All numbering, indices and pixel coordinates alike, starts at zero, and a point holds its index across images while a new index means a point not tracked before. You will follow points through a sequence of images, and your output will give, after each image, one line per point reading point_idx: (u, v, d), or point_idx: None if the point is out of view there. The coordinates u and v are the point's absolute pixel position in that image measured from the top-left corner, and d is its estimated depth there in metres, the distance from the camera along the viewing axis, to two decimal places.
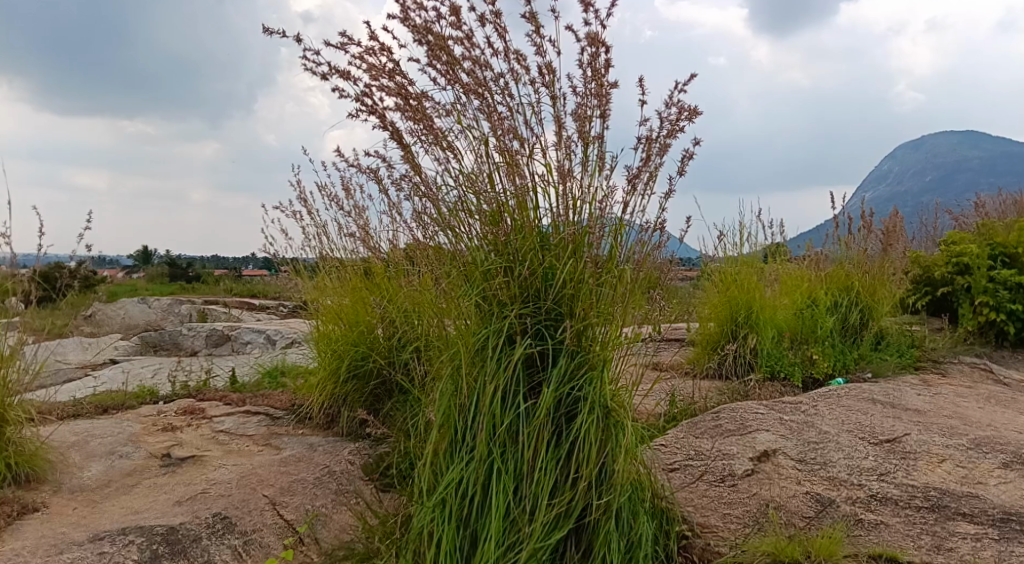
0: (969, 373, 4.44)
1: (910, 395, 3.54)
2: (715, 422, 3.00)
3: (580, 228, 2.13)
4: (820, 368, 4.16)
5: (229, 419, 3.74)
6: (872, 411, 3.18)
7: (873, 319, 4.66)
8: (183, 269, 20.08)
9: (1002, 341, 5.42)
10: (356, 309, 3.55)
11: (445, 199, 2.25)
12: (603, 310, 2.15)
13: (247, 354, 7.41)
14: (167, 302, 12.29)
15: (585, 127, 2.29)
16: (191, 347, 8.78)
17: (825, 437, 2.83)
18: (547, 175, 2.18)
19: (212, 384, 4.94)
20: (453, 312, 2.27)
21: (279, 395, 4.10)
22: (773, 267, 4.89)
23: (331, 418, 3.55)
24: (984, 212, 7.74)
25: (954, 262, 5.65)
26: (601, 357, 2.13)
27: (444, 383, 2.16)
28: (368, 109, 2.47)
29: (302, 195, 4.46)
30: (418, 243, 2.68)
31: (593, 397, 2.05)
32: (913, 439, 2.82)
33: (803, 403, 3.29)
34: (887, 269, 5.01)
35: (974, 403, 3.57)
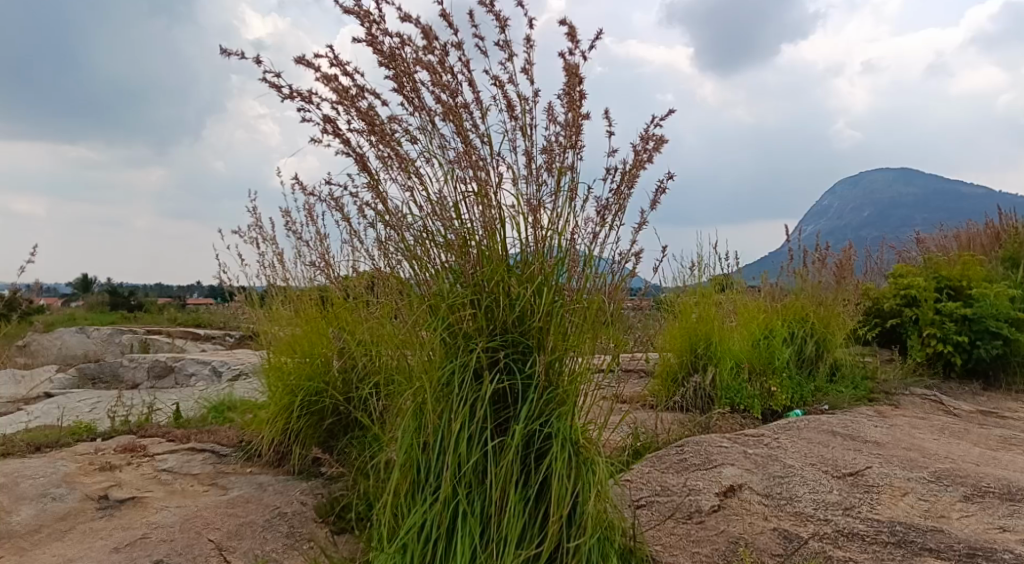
0: (921, 405, 4.57)
1: (867, 427, 3.62)
2: (679, 456, 2.99)
3: (549, 259, 2.11)
4: (779, 400, 4.25)
5: (172, 457, 3.55)
6: (832, 444, 3.22)
7: (828, 350, 4.75)
8: (126, 298, 19.34)
9: (949, 372, 5.64)
10: (311, 341, 3.43)
11: (409, 227, 2.21)
12: (572, 343, 2.12)
13: (193, 388, 7.11)
14: (108, 331, 11.75)
15: (557, 156, 2.31)
16: (131, 381, 8.39)
17: (791, 471, 2.84)
18: (516, 204, 2.16)
19: (155, 419, 4.70)
20: (416, 344, 2.21)
21: (227, 431, 3.92)
22: (730, 299, 4.98)
23: (281, 456, 3.40)
24: (925, 248, 8.14)
25: (903, 294, 5.88)
26: (571, 391, 2.09)
27: (407, 420, 2.09)
28: (332, 132, 2.43)
29: (258, 222, 4.35)
30: (380, 274, 2.62)
31: (562, 433, 2.02)
32: (875, 472, 2.86)
33: (766, 436, 3.32)
34: (840, 300, 5.16)
35: (929, 435, 3.67)
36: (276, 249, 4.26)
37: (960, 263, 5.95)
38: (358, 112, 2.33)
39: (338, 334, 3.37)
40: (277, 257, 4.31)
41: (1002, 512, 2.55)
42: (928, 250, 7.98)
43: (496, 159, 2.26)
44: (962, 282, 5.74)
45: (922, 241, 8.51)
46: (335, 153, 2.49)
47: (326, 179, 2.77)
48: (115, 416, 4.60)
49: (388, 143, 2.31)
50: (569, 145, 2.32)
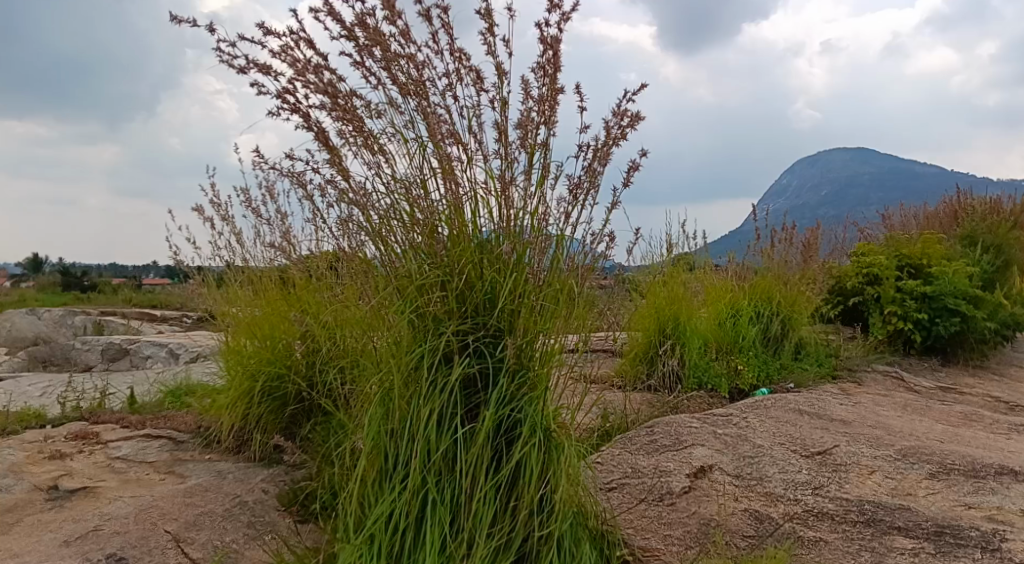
0: (882, 382, 4.70)
1: (833, 405, 3.69)
2: (650, 437, 3.00)
3: (521, 240, 2.06)
4: (746, 379, 4.31)
5: (127, 444, 3.43)
6: (800, 423, 3.28)
7: (793, 328, 4.83)
8: (79, 278, 18.72)
9: (909, 348, 5.83)
10: (271, 325, 3.33)
11: (375, 206, 2.13)
12: (544, 326, 2.09)
13: (149, 370, 6.92)
14: (60, 312, 11.31)
15: (530, 134, 2.24)
16: (84, 363, 8.14)
17: (760, 452, 2.87)
18: (487, 183, 2.10)
19: (108, 404, 4.54)
20: (383, 327, 2.14)
21: (184, 416, 3.81)
22: (697, 278, 5.03)
23: (241, 442, 3.33)
24: (888, 226, 8.34)
25: (865, 272, 5.99)
26: (542, 376, 2.07)
27: (373, 408, 2.03)
28: (289, 106, 2.31)
29: (214, 200, 4.18)
30: (344, 253, 2.53)
31: (534, 419, 1.99)
32: (843, 451, 2.93)
33: (735, 415, 3.36)
34: (806, 280, 5.26)
35: (893, 412, 3.77)
36: (233, 228, 4.10)
37: (921, 243, 6.12)
38: (318, 85, 2.22)
39: (302, 318, 3.27)
40: (233, 236, 4.16)
41: (967, 489, 2.63)
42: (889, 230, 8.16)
43: (467, 136, 2.19)
44: (923, 260, 5.91)
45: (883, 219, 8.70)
46: (294, 129, 2.37)
47: (285, 156, 2.65)
48: (66, 402, 4.42)
49: (351, 117, 2.20)
50: (543, 121, 2.25)
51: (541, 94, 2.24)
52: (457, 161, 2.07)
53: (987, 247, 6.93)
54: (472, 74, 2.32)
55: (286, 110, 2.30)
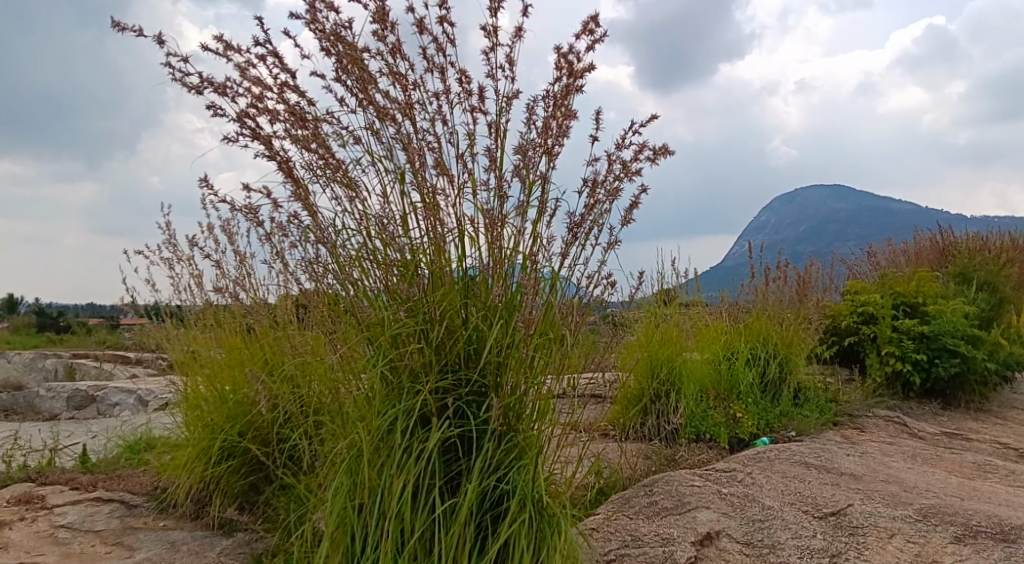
0: (884, 427, 4.64)
1: (840, 456, 3.57)
2: (650, 499, 2.83)
3: (512, 284, 1.94)
4: (745, 428, 4.19)
5: (74, 510, 3.20)
6: (809, 478, 3.16)
7: (792, 371, 4.75)
8: (54, 319, 18.33)
9: (908, 391, 5.77)
10: (234, 377, 3.16)
11: (346, 243, 2.01)
12: (534, 381, 1.96)
13: (118, 419, 6.65)
14: (29, 356, 10.95)
15: (530, 165, 2.14)
16: (49, 411, 7.84)
17: (771, 515, 2.73)
18: (474, 218, 1.99)
19: (61, 462, 4.29)
20: (353, 381, 2.00)
21: (141, 476, 3.61)
22: (690, 318, 4.94)
23: (201, 506, 3.13)
24: (876, 263, 8.38)
25: (860, 312, 5.97)
26: (532, 438, 1.94)
27: (340, 479, 1.87)
28: (249, 132, 2.20)
29: (170, 237, 4.00)
30: (313, 299, 2.40)
31: (522, 489, 1.85)
32: (858, 511, 2.80)
33: (739, 471, 3.20)
34: (802, 319, 5.17)
35: (904, 463, 3.66)
36: (192, 271, 3.94)
37: (915, 280, 6.10)
38: (286, 108, 2.12)
39: (257, 375, 3.06)
40: (193, 278, 4.00)
41: (998, 555, 2.48)
42: (880, 266, 8.18)
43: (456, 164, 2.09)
44: (918, 298, 5.92)
45: (872, 255, 8.71)
46: (253, 156, 2.25)
47: (243, 189, 2.53)
48: (12, 460, 4.18)
49: (318, 143, 2.09)
50: (544, 150, 2.16)
51: (546, 123, 2.15)
52: (441, 194, 1.97)
53: (979, 284, 6.92)
54: (466, 97, 2.23)
55: (247, 136, 2.19)
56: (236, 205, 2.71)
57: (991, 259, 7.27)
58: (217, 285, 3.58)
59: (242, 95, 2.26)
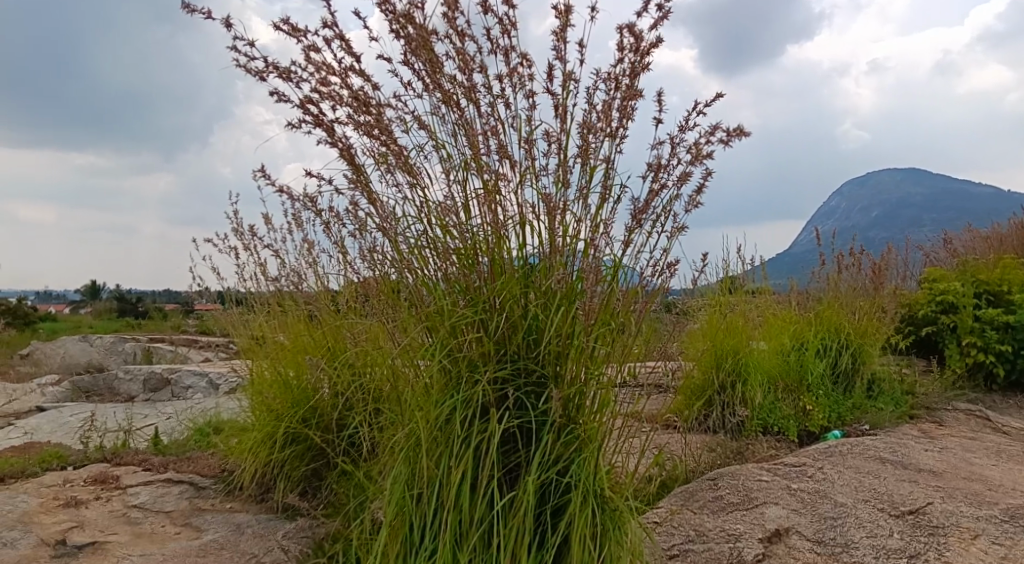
0: (965, 421, 4.44)
1: (917, 451, 3.41)
2: (715, 493, 2.78)
3: (573, 272, 1.91)
4: (816, 421, 4.06)
5: (145, 491, 3.38)
6: (884, 474, 3.02)
7: (865, 362, 4.56)
8: (132, 306, 19.39)
9: (991, 384, 5.46)
10: (297, 362, 3.27)
11: (408, 230, 2.02)
12: (596, 373, 1.93)
13: (190, 401, 6.99)
14: (110, 340, 11.63)
15: (592, 148, 2.10)
16: (127, 393, 8.32)
17: (844, 512, 2.62)
18: (535, 204, 1.96)
19: (135, 444, 4.52)
20: (411, 370, 2.02)
21: (208, 459, 3.79)
22: (757, 307, 4.78)
23: (265, 489, 3.25)
24: (954, 248, 7.91)
25: (938, 300, 5.68)
26: (592, 431, 1.91)
27: (398, 468, 1.90)
28: (312, 118, 2.23)
29: (239, 228, 4.18)
30: (372, 288, 2.44)
31: (583, 482, 1.83)
32: (937, 509, 2.66)
33: (809, 465, 3.10)
34: (876, 308, 4.93)
35: (988, 460, 3.47)
36: (258, 260, 4.10)
37: (1000, 266, 5.77)
38: (349, 93, 2.14)
39: (317, 364, 3.15)
40: (258, 268, 4.14)
41: None
42: (959, 252, 7.73)
43: (519, 149, 2.06)
44: (1003, 286, 5.58)
45: (951, 240, 8.24)
46: (315, 142, 2.29)
47: (305, 177, 2.58)
48: (90, 442, 4.44)
49: (380, 128, 2.10)
50: (606, 132, 2.11)
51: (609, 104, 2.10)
52: (502, 180, 1.96)
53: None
54: (530, 80, 2.21)
55: (310, 123, 2.22)
56: (296, 195, 2.76)
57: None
58: (280, 275, 3.68)
59: (305, 80, 2.29)
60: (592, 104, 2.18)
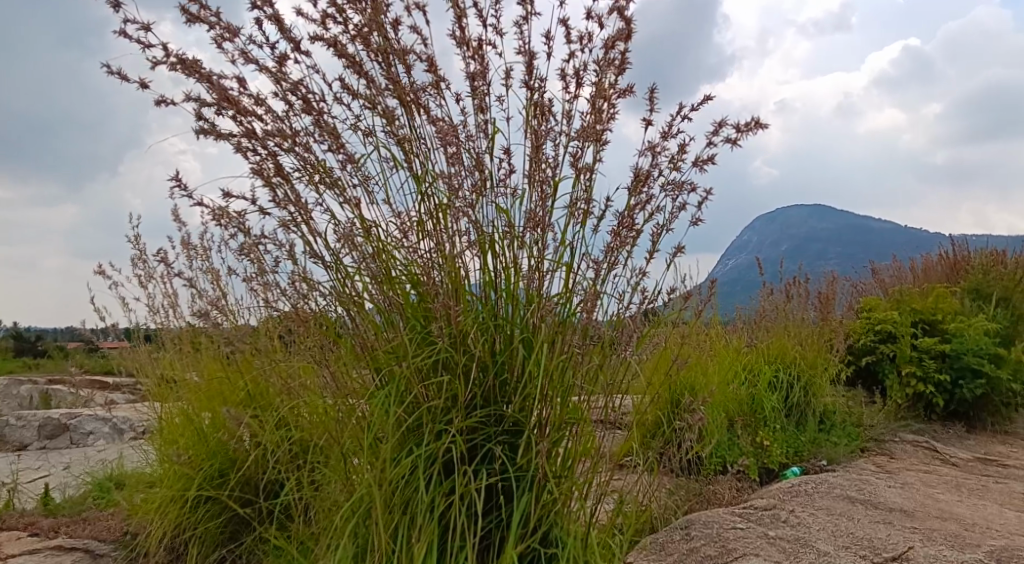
0: (914, 453, 4.67)
1: (884, 489, 3.51)
2: (690, 546, 2.71)
3: (540, 300, 1.81)
4: (774, 457, 4.13)
5: (29, 562, 2.97)
6: (858, 516, 3.07)
7: (816, 394, 4.66)
8: (32, 343, 17.88)
9: (930, 413, 5.73)
10: (216, 407, 2.99)
11: (351, 252, 1.89)
12: (578, 418, 1.82)
13: (93, 450, 6.37)
14: (3, 381, 10.63)
15: (550, 168, 1.99)
16: (17, 441, 7.56)
17: (829, 562, 2.57)
18: (498, 226, 1.84)
19: (19, 503, 4.01)
20: (359, 423, 1.84)
21: (108, 520, 3.37)
22: (708, 341, 4.70)
23: (175, 556, 2.90)
24: (885, 281, 8.34)
25: (877, 331, 5.89)
26: (573, 488, 1.80)
27: (347, 542, 1.71)
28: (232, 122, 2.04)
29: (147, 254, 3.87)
30: (302, 323, 2.24)
31: (566, 546, 1.71)
32: (921, 554, 2.67)
33: (782, 510, 3.10)
34: (821, 338, 5.10)
35: (953, 496, 3.62)
36: (171, 289, 3.80)
37: (932, 297, 6.13)
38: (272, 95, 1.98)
39: (237, 412, 2.81)
40: (170, 297, 3.82)
41: None
42: (889, 285, 8.19)
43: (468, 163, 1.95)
44: (936, 316, 5.94)
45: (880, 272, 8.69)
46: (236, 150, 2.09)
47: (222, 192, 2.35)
48: None
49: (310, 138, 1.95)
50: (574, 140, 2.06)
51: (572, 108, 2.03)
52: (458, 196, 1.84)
53: (997, 300, 7.18)
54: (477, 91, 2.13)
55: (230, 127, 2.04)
56: (217, 212, 2.50)
57: (1006, 274, 7.41)
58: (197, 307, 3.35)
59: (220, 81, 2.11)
60: (549, 110, 2.09)
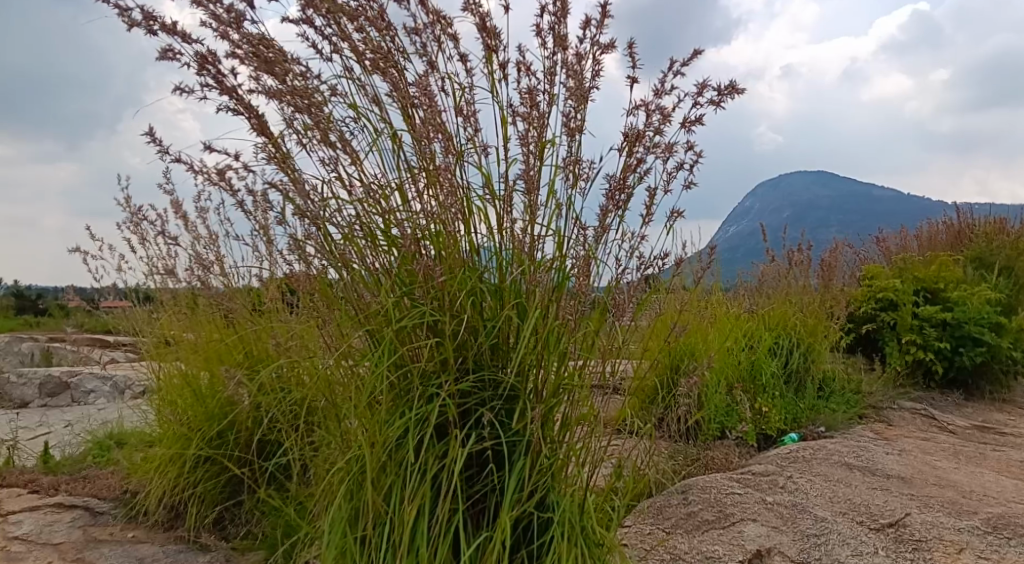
0: (912, 421, 4.70)
1: (881, 456, 3.54)
2: (688, 511, 2.74)
3: (534, 263, 1.78)
4: (773, 424, 4.17)
5: (30, 519, 3.01)
6: (856, 483, 3.09)
7: (815, 361, 4.68)
8: (32, 301, 17.92)
9: (929, 381, 5.76)
10: (214, 369, 2.98)
11: (339, 215, 1.85)
12: (574, 383, 1.81)
13: (95, 408, 6.42)
14: (5, 338, 10.68)
15: (545, 128, 1.94)
16: (20, 398, 7.63)
17: (826, 528, 2.59)
18: (489, 188, 1.81)
19: (21, 461, 4.05)
20: (353, 387, 1.83)
21: (108, 478, 3.40)
22: (709, 307, 4.68)
23: (175, 514, 2.93)
24: (889, 248, 8.30)
25: (879, 298, 5.90)
26: (568, 454, 1.80)
27: (340, 506, 1.72)
28: (212, 79, 1.98)
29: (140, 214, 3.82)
30: (303, 286, 2.22)
31: (561, 512, 1.72)
32: (918, 521, 2.70)
33: (779, 476, 3.12)
34: (820, 305, 5.09)
35: (950, 463, 3.65)
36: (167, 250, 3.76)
37: (935, 264, 6.10)
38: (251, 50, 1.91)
39: (232, 374, 2.81)
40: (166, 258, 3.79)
41: None
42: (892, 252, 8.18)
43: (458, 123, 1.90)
44: (938, 284, 5.93)
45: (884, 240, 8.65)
46: (217, 108, 2.03)
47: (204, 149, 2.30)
48: None
49: (293, 96, 1.89)
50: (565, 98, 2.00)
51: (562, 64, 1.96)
52: (446, 157, 1.80)
53: (999, 269, 7.16)
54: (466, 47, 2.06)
55: (211, 84, 1.97)
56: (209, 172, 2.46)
57: (1010, 242, 7.37)
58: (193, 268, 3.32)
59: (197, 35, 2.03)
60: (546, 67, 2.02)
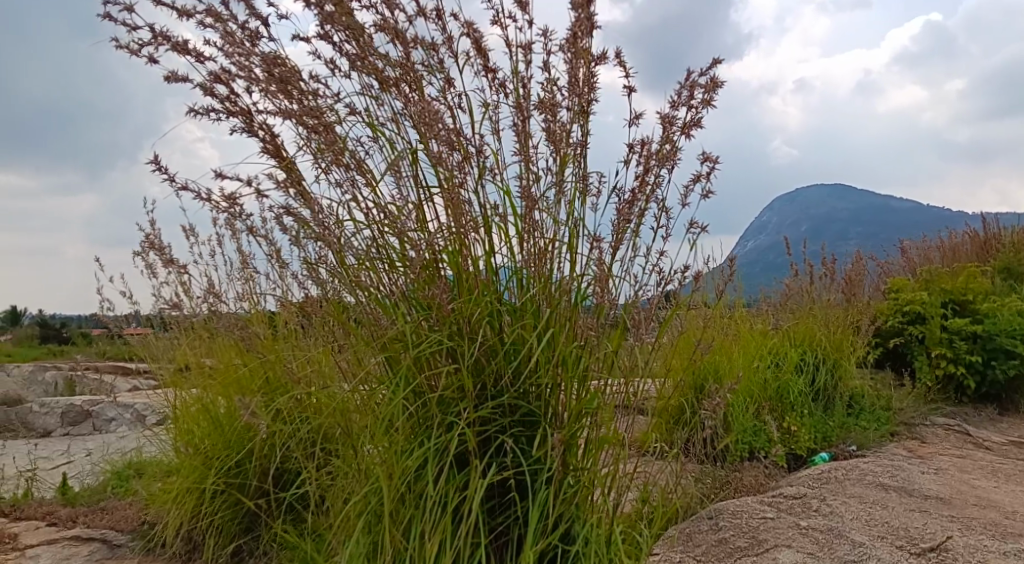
0: (945, 438, 4.57)
1: (916, 475, 3.44)
2: (720, 537, 2.67)
3: (552, 284, 1.77)
4: (802, 443, 4.07)
5: (47, 553, 3.00)
6: (893, 505, 2.99)
7: (842, 377, 4.58)
8: (56, 330, 18.19)
9: (961, 395, 5.60)
10: (233, 398, 2.97)
11: (355, 237, 1.85)
12: (596, 407, 1.78)
13: (116, 437, 6.45)
14: (29, 368, 10.83)
15: (560, 145, 1.94)
16: (43, 427, 7.70)
17: (864, 553, 2.50)
18: (506, 208, 1.80)
19: (42, 492, 4.06)
20: (371, 415, 1.81)
21: (126, 509, 3.40)
22: (731, 323, 4.62)
23: (193, 546, 2.91)
24: (913, 260, 8.17)
25: (906, 312, 5.78)
26: (592, 480, 1.77)
27: (360, 539, 1.69)
28: (228, 104, 2.00)
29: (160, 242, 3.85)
30: (321, 311, 2.22)
31: (587, 541, 1.68)
32: (960, 544, 2.60)
33: (811, 499, 3.03)
34: (845, 320, 5.00)
35: (989, 482, 3.53)
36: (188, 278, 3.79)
37: (962, 276, 5.99)
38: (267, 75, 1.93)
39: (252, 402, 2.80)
40: (186, 286, 3.81)
41: None
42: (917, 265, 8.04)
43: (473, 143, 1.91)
44: (966, 296, 5.82)
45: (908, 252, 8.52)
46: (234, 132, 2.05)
47: (217, 176, 2.33)
48: None
49: (309, 118, 1.90)
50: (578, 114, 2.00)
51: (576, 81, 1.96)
52: (461, 176, 1.80)
53: None
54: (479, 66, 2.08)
55: (226, 109, 1.99)
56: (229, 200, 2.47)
57: None
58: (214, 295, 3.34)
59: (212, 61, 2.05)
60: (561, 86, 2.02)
